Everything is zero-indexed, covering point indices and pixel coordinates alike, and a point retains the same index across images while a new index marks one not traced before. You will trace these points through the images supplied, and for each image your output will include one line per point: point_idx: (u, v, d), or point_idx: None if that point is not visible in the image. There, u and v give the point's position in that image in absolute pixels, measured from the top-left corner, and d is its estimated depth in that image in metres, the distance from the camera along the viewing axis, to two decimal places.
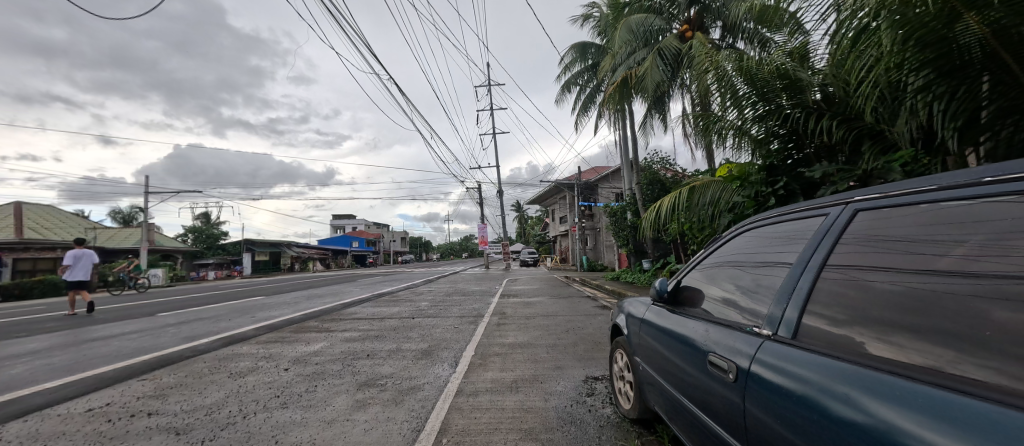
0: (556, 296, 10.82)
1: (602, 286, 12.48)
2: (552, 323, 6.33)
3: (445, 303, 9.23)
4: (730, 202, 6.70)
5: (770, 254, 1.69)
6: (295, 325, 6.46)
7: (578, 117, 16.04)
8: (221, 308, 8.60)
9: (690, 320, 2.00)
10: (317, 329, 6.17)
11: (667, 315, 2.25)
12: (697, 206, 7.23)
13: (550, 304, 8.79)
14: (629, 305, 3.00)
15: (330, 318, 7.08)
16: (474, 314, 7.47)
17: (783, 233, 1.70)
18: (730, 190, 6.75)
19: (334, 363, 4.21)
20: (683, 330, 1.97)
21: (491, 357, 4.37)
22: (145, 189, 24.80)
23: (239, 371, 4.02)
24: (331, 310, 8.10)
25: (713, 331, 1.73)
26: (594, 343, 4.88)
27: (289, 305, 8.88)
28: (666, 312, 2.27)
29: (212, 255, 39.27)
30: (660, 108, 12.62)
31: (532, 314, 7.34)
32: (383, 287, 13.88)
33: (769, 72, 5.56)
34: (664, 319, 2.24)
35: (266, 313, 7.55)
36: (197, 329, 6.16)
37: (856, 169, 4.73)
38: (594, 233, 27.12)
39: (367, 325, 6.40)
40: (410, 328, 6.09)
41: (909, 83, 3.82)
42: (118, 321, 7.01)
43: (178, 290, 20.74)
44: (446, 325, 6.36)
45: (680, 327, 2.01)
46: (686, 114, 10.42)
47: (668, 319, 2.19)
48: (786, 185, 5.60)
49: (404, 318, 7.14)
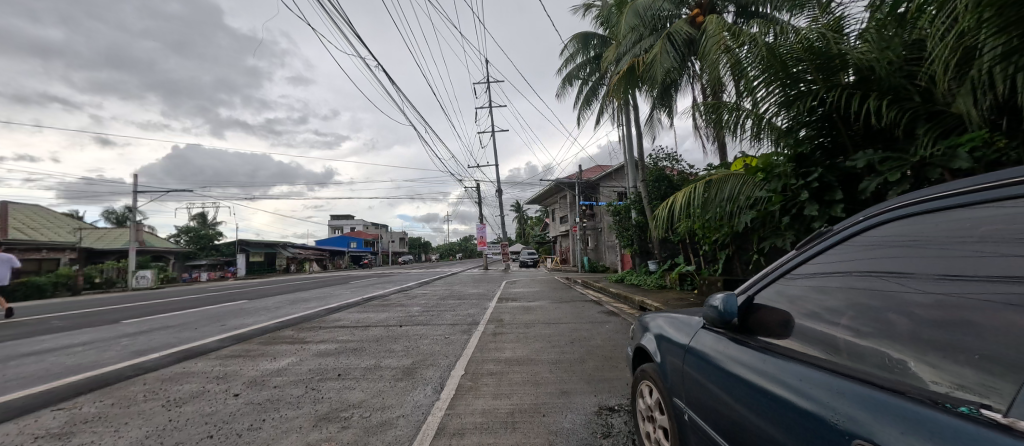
0: (558, 300, 10.15)
1: (606, 289, 11.81)
2: (554, 332, 5.64)
3: (437, 309, 8.53)
4: (752, 197, 6.00)
5: (970, 263, 0.91)
6: (266, 334, 5.77)
7: (580, 112, 15.38)
8: (194, 314, 7.89)
9: (768, 357, 1.30)
10: (291, 340, 5.49)
11: (723, 342, 1.55)
12: (715, 202, 6.46)
13: (552, 310, 8.08)
14: (664, 317, 2.30)
15: (308, 327, 6.38)
16: (468, 321, 6.78)
17: (979, 226, 0.91)
18: (755, 183, 5.99)
19: (296, 386, 3.54)
20: (756, 370, 1.28)
21: (483, 377, 3.70)
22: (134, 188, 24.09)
23: (178, 397, 3.33)
24: (312, 317, 7.40)
25: (847, 390, 0.95)
26: (604, 359, 4.21)
27: (269, 311, 8.19)
28: (722, 338, 1.57)
29: (206, 256, 38.47)
30: (666, 102, 11.95)
31: (532, 321, 6.68)
32: (374, 290, 13.13)
33: (799, 49, 4.89)
34: (720, 347, 1.55)
35: (237, 321, 6.83)
36: (154, 340, 5.46)
37: (908, 157, 4.09)
38: (596, 233, 26.43)
39: (346, 336, 5.71)
40: (395, 339, 5.39)
41: (985, 48, 3.15)
42: (72, 331, 6.29)
43: (166, 291, 20.00)
44: (435, 335, 5.67)
45: (752, 365, 1.31)
46: (697, 106, 9.73)
47: (728, 348, 1.49)
48: (821, 177, 4.94)
49: (390, 326, 6.44)
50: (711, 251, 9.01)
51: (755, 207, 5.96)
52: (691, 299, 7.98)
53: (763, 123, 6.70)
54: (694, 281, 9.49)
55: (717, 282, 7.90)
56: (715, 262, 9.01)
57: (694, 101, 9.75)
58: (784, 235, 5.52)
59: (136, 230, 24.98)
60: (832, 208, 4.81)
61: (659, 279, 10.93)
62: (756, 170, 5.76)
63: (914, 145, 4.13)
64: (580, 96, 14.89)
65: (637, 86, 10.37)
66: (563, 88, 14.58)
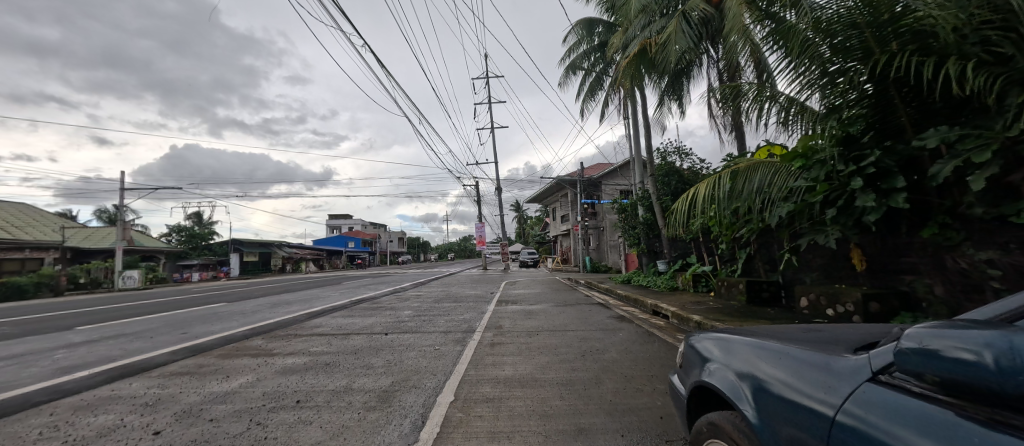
0: (562, 302, 9.41)
1: (612, 290, 11.09)
2: (561, 343, 4.88)
3: (430, 313, 7.76)
4: (786, 188, 5.25)
5: None
6: (230, 344, 5.01)
7: (584, 104, 14.64)
8: (160, 319, 7.10)
9: None
10: (256, 352, 4.73)
11: (904, 404, 0.79)
12: (742, 195, 5.69)
13: (556, 315, 7.31)
14: (744, 344, 1.52)
15: (281, 335, 5.62)
16: (462, 328, 6.00)
17: None
18: (791, 173, 5.26)
19: (238, 418, 2.78)
20: None
21: (477, 406, 2.95)
22: (122, 185, 23.28)
23: (82, 436, 2.57)
24: (289, 323, 6.61)
25: None
26: (624, 379, 3.46)
27: (244, 315, 7.41)
28: (902, 395, 0.81)
29: (198, 255, 37.58)
30: (675, 91, 11.34)
31: (534, 327, 5.94)
32: (365, 292, 12.32)
33: (853, 10, 4.14)
34: (895, 414, 0.78)
35: (202, 328, 6.04)
36: (97, 350, 4.70)
37: (995, 133, 3.37)
38: (598, 232, 25.66)
39: (321, 347, 4.93)
40: (376, 352, 4.62)
41: None
42: (11, 340, 5.50)
43: (152, 293, 19.09)
44: (423, 346, 4.91)
45: None
46: (713, 93, 8.98)
47: (921, 420, 0.73)
48: (877, 162, 4.20)
49: (373, 335, 5.67)
50: (729, 250, 8.28)
51: (792, 198, 5.20)
52: (710, 303, 7.23)
53: (796, 108, 6.03)
54: (710, 283, 8.72)
55: (739, 283, 7.13)
56: (733, 262, 8.25)
57: (709, 87, 8.99)
58: (827, 230, 4.75)
59: (123, 229, 24.06)
60: (892, 197, 4.08)
61: (669, 281, 10.17)
62: (793, 158, 5.07)
63: (1000, 119, 3.42)
64: (584, 88, 14.13)
65: (648, 72, 9.62)
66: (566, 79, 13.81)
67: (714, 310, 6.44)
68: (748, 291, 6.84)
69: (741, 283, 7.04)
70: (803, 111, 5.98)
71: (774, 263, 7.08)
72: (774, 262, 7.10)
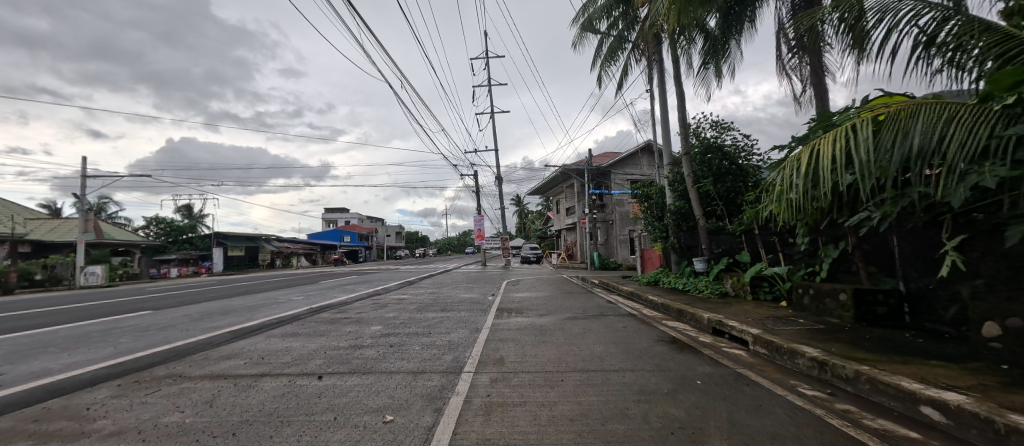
0: (579, 312, 7.35)
1: (638, 295, 9.04)
2: (610, 409, 2.74)
3: (404, 331, 5.65)
4: (988, 139, 3.08)
5: None
6: (23, 412, 2.82)
7: (600, 73, 12.47)
8: (10, 340, 4.89)
9: None
10: (53, 430, 2.56)
11: None
12: (889, 152, 3.52)
13: (578, 336, 5.23)
14: None
15: (147, 383, 3.45)
16: (444, 364, 3.92)
17: None
18: (994, 117, 3.12)
19: None
20: None
21: None
22: (84, 173, 21.18)
23: None
24: (189, 351, 4.47)
25: None
26: None
27: (138, 336, 5.21)
28: None
29: (177, 249, 35.32)
30: (715, 51, 9.32)
31: (554, 365, 3.84)
32: (337, 295, 10.20)
33: None
34: None
35: (39, 364, 3.88)
36: None
37: None
38: (605, 226, 23.71)
39: (183, 414, 2.78)
40: (270, 432, 2.45)
41: None
42: None
43: (106, 291, 16.97)
44: (364, 412, 2.77)
45: None
46: (784, 34, 6.83)
47: None
48: None
49: (297, 379, 3.53)
50: (808, 244, 6.16)
51: (998, 160, 3.07)
52: (797, 320, 5.12)
53: (966, 25, 3.88)
54: (777, 290, 6.66)
55: (842, 293, 5.01)
56: (814, 261, 6.14)
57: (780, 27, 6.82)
58: None
59: (87, 219, 21.83)
60: None
61: (715, 285, 8.09)
62: (1014, 85, 2.97)
63: None
64: (601, 53, 11.97)
65: (696, 13, 7.46)
66: (582, 39, 11.61)
67: (819, 335, 4.30)
68: (856, 305, 4.74)
69: (844, 292, 4.93)
70: (980, 29, 3.81)
71: (889, 264, 4.99)
72: (888, 263, 5.01)
